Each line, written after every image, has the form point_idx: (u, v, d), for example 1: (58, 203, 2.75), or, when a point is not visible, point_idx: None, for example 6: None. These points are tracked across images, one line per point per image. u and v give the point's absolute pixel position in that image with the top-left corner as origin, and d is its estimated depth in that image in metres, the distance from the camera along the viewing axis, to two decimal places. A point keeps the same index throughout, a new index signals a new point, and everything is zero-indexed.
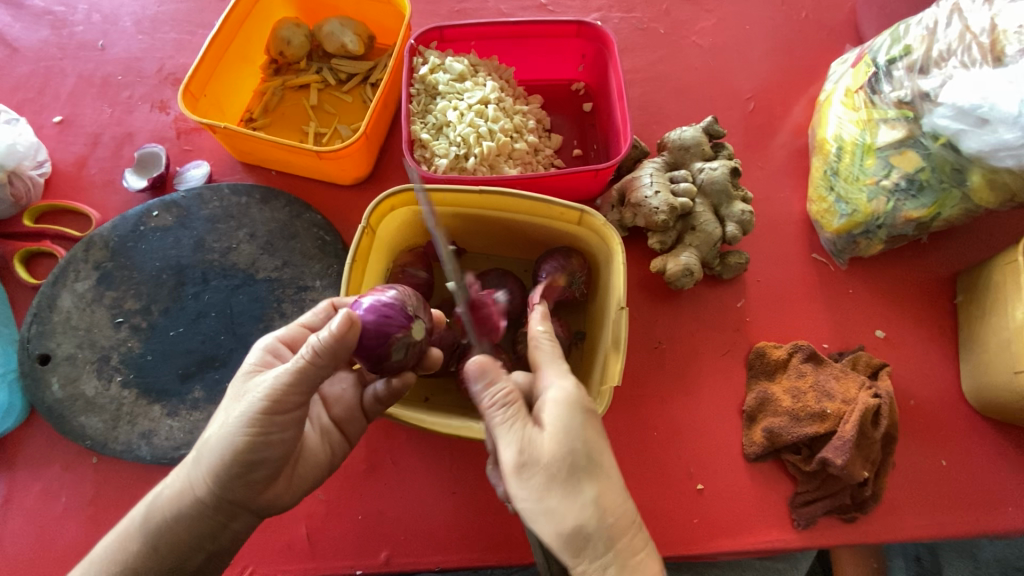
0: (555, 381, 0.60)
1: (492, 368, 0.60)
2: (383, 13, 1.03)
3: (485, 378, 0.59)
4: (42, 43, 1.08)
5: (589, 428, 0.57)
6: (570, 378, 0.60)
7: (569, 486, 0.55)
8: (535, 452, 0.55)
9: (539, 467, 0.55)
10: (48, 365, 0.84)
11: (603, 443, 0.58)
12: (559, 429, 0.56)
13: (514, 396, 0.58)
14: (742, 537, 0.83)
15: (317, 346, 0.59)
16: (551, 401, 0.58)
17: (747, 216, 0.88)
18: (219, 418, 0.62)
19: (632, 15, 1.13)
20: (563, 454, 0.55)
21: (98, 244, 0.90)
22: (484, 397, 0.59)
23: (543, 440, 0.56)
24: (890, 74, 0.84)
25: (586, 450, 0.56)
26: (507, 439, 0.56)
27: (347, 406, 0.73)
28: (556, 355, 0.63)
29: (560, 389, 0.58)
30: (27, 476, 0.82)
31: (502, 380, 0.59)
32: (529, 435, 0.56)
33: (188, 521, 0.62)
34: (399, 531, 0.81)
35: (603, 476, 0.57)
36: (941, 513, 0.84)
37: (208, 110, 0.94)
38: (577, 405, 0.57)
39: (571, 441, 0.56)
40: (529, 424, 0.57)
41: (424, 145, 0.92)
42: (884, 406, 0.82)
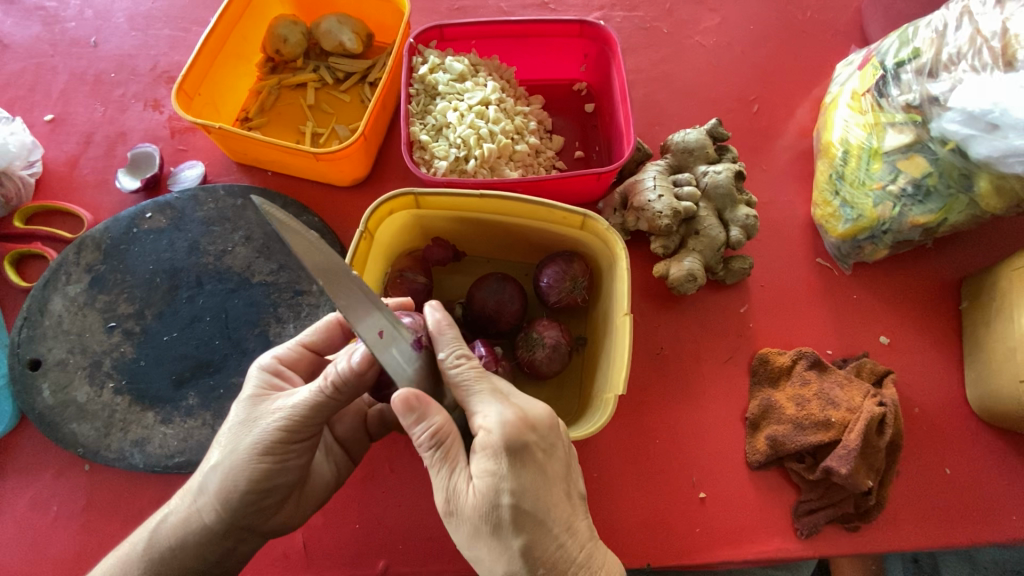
0: (484, 417, 0.54)
1: (421, 404, 0.53)
2: (382, 10, 1.01)
3: (414, 415, 0.53)
4: (33, 40, 1.05)
5: (517, 478, 0.53)
6: (501, 412, 0.54)
7: (495, 539, 0.53)
8: (459, 502, 0.54)
9: (464, 519, 0.54)
10: (38, 370, 0.83)
11: (535, 489, 0.54)
12: (482, 484, 0.53)
13: (444, 436, 0.54)
14: (744, 546, 0.82)
15: (336, 379, 0.58)
16: (477, 450, 0.53)
17: (751, 221, 0.87)
18: (224, 443, 0.61)
19: (635, 14, 1.11)
20: (484, 510, 0.53)
21: (90, 246, 0.88)
22: (414, 432, 0.54)
23: (469, 491, 0.53)
24: (898, 77, 0.82)
25: (510, 505, 0.52)
26: (436, 483, 0.55)
27: (352, 427, 0.74)
28: (477, 381, 0.56)
29: (488, 431, 0.53)
30: (17, 483, 0.81)
31: (433, 417, 0.53)
32: (455, 482, 0.54)
33: (196, 549, 0.61)
34: (398, 541, 0.80)
35: (535, 527, 0.53)
36: (945, 521, 0.83)
37: (203, 110, 0.93)
38: (501, 455, 0.52)
39: (493, 496, 0.52)
40: (456, 471, 0.54)
41: (423, 146, 0.90)
42: (889, 415, 0.81)
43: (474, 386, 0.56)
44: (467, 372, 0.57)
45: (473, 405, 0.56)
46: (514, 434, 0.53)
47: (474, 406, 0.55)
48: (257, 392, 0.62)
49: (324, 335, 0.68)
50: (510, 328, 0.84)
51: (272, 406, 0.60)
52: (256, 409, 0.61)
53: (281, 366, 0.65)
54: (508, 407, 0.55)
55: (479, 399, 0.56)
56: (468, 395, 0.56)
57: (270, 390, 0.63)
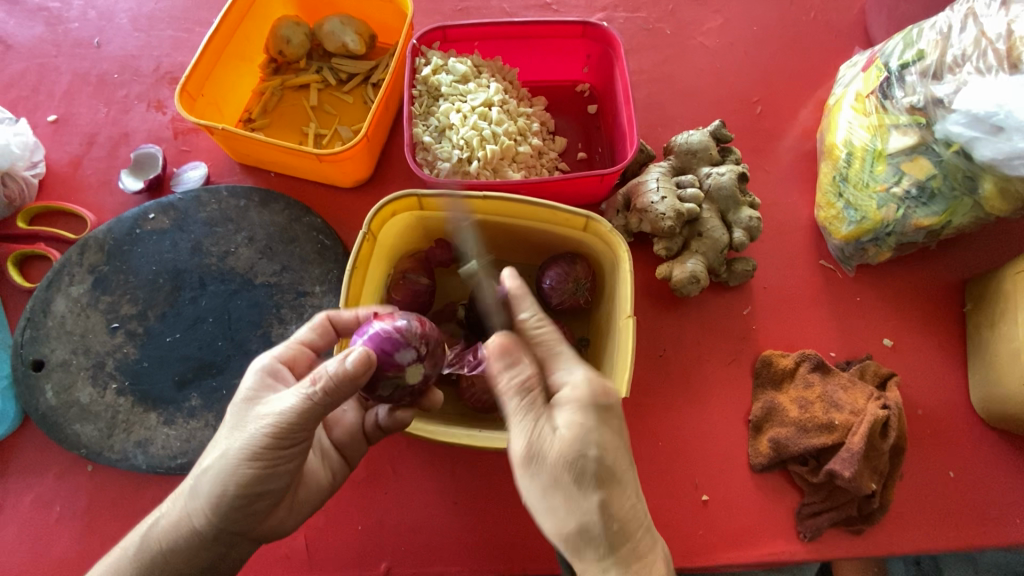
0: (570, 375, 0.56)
1: (514, 351, 0.57)
2: (385, 11, 1.01)
3: (506, 361, 0.57)
4: (37, 40, 1.06)
5: (603, 433, 0.53)
6: (587, 372, 0.56)
7: (575, 490, 0.52)
8: (543, 450, 0.53)
9: (545, 467, 0.53)
10: (41, 371, 0.83)
11: (618, 449, 0.54)
12: (569, 432, 0.52)
13: (533, 385, 0.55)
14: (746, 549, 0.81)
15: (326, 383, 0.58)
16: (566, 401, 0.54)
17: (755, 222, 0.86)
18: (217, 446, 0.61)
19: (638, 15, 1.11)
20: (568, 458, 0.52)
21: (93, 246, 0.88)
22: (502, 378, 0.57)
23: (553, 441, 0.53)
24: (902, 79, 0.82)
25: (596, 457, 0.52)
26: (518, 430, 0.54)
27: (348, 429, 0.73)
28: (557, 344, 0.59)
29: (576, 385, 0.55)
30: (21, 484, 0.81)
31: (524, 365, 0.56)
32: (539, 430, 0.54)
33: (187, 553, 0.61)
34: (400, 542, 0.80)
35: (613, 484, 0.53)
36: (948, 524, 0.83)
37: (206, 111, 0.93)
38: (590, 406, 0.53)
39: (582, 447, 0.52)
40: (541, 419, 0.54)
41: (426, 148, 0.90)
42: (892, 417, 0.81)
43: (560, 348, 0.59)
44: (551, 334, 0.60)
45: (558, 365, 0.58)
46: (604, 390, 0.54)
47: (559, 365, 0.58)
48: (253, 392, 0.62)
49: (320, 337, 0.68)
50: None
51: (262, 409, 0.60)
52: (248, 411, 0.61)
53: (279, 365, 0.65)
54: (591, 371, 0.56)
55: (563, 359, 0.58)
56: (552, 356, 0.59)
57: (264, 391, 0.62)
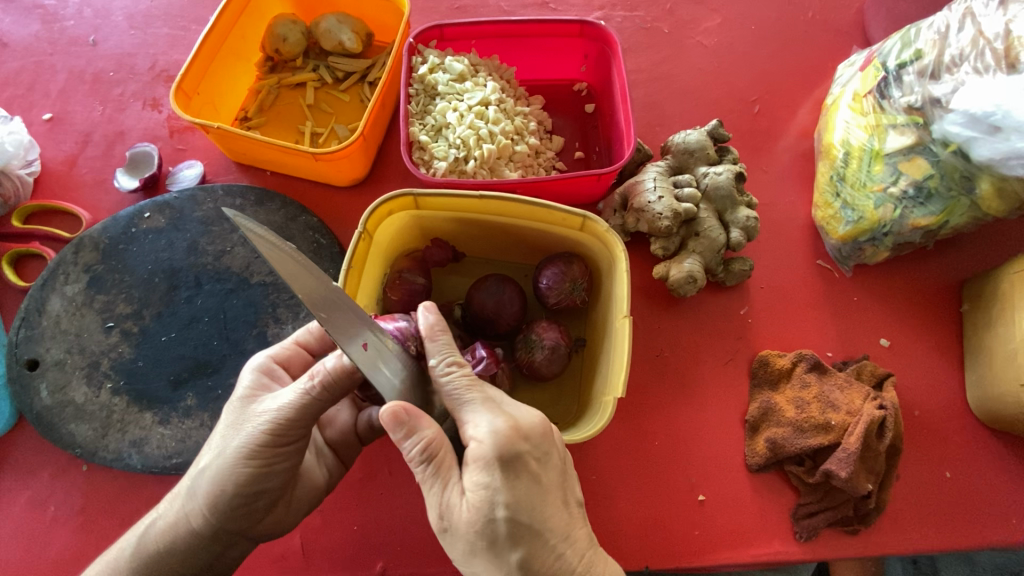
0: (474, 429, 0.54)
1: (410, 418, 0.53)
2: (382, 10, 1.01)
3: (404, 428, 0.53)
4: (32, 38, 1.05)
5: (511, 489, 0.52)
6: (492, 422, 0.54)
7: (491, 554, 0.53)
8: (452, 519, 0.53)
9: (459, 535, 0.53)
10: (36, 371, 0.83)
11: (531, 500, 0.53)
12: (475, 498, 0.52)
13: (434, 451, 0.54)
14: (743, 549, 0.81)
15: (325, 378, 0.58)
16: (470, 463, 0.53)
17: (752, 222, 0.86)
18: (214, 446, 0.61)
19: (636, 14, 1.10)
20: (477, 524, 0.52)
21: (88, 246, 0.88)
22: (404, 446, 0.54)
23: (461, 507, 0.53)
24: (899, 79, 0.82)
25: (505, 519, 0.52)
26: (429, 499, 0.54)
27: (342, 428, 0.74)
28: (468, 389, 0.57)
29: (479, 443, 0.53)
30: (15, 483, 0.81)
31: (424, 429, 0.54)
32: (448, 497, 0.54)
33: (185, 553, 0.61)
34: (395, 543, 0.80)
35: (531, 538, 0.53)
36: (944, 524, 0.83)
37: (201, 109, 0.92)
38: (495, 463, 0.52)
39: (488, 509, 0.52)
40: (449, 485, 0.54)
41: (423, 147, 0.90)
42: (889, 418, 0.81)
43: (463, 398, 0.56)
44: (459, 380, 0.57)
45: (463, 417, 0.56)
46: (506, 445, 0.52)
47: (464, 417, 0.55)
48: (248, 392, 0.62)
49: (316, 336, 0.68)
50: (509, 330, 0.84)
51: (259, 408, 0.60)
52: (245, 411, 0.61)
53: (274, 364, 0.65)
54: (498, 417, 0.54)
55: (467, 408, 0.56)
56: (458, 406, 0.56)
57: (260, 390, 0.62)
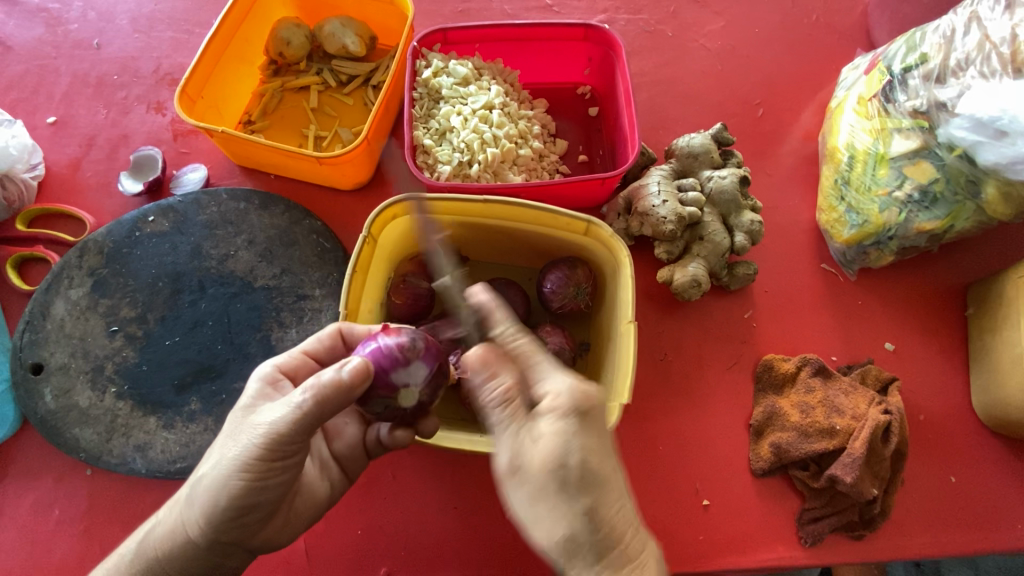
0: (549, 382, 0.54)
1: (493, 362, 0.57)
2: (386, 13, 1.01)
3: (486, 372, 0.57)
4: (36, 41, 1.05)
5: (584, 436, 0.52)
6: (569, 377, 0.55)
7: (558, 498, 0.51)
8: (523, 457, 0.53)
9: (528, 475, 0.52)
10: (40, 374, 0.83)
11: (601, 454, 0.52)
12: (547, 438, 0.51)
13: (513, 394, 0.55)
14: (747, 554, 0.81)
15: (319, 390, 0.58)
16: (544, 406, 0.53)
17: (757, 226, 0.86)
18: (213, 454, 0.61)
19: (639, 17, 1.10)
20: (548, 464, 0.51)
21: (92, 249, 0.88)
22: (484, 391, 0.56)
23: (532, 447, 0.52)
24: (904, 83, 0.82)
25: (575, 463, 0.50)
26: (503, 438, 0.55)
27: (349, 443, 0.73)
28: (538, 351, 0.58)
29: (555, 391, 0.53)
30: (20, 487, 0.81)
31: (504, 375, 0.56)
32: (521, 438, 0.54)
33: (181, 563, 0.60)
34: (399, 548, 0.80)
35: (598, 490, 0.51)
36: (949, 529, 0.83)
37: (205, 113, 0.92)
38: (569, 407, 0.52)
39: (559, 450, 0.51)
40: (522, 425, 0.54)
41: (427, 151, 0.90)
42: (894, 422, 0.81)
43: (537, 358, 0.57)
44: (525, 345, 0.58)
45: (535, 373, 0.56)
46: (582, 395, 0.53)
47: (537, 373, 0.56)
48: (251, 401, 0.62)
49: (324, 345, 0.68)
50: None
51: (257, 419, 0.60)
52: (244, 420, 0.61)
53: (280, 373, 0.65)
54: (575, 375, 0.55)
55: (545, 365, 0.57)
56: (531, 365, 0.57)
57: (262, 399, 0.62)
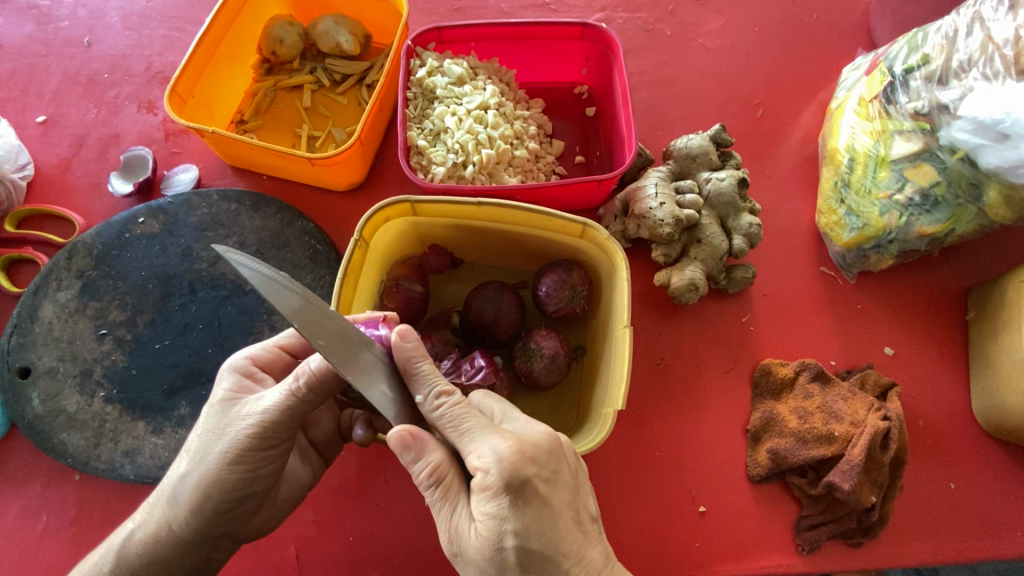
0: (477, 456, 0.51)
1: (417, 442, 0.53)
2: (380, 11, 0.99)
3: (411, 453, 0.53)
4: (26, 39, 1.04)
5: (520, 517, 0.50)
6: (496, 448, 0.51)
7: None
8: (462, 544, 0.53)
9: (468, 560, 0.52)
10: (28, 379, 0.81)
11: (542, 527, 0.51)
12: (484, 529, 0.51)
13: (442, 475, 0.53)
14: (744, 562, 0.80)
15: (311, 380, 0.56)
16: (476, 491, 0.51)
17: (755, 229, 0.85)
18: (194, 452, 0.59)
19: (638, 15, 1.09)
20: (487, 553, 0.51)
21: (81, 251, 0.87)
22: (414, 470, 0.54)
23: (471, 533, 0.52)
24: (906, 84, 0.80)
25: (516, 548, 0.50)
26: (440, 523, 0.54)
27: (327, 430, 0.73)
28: (466, 415, 0.54)
29: (483, 472, 0.50)
30: (8, 492, 0.80)
31: (430, 454, 0.53)
32: (458, 520, 0.53)
33: (172, 560, 0.60)
34: (391, 555, 0.79)
35: (543, 566, 0.51)
36: (949, 537, 0.81)
37: (196, 113, 0.91)
38: (501, 492, 0.50)
39: (496, 538, 0.50)
40: (459, 509, 0.53)
41: (421, 152, 0.89)
42: (893, 429, 0.80)
43: (464, 425, 0.53)
44: (450, 410, 0.54)
45: (465, 444, 0.53)
46: (512, 472, 0.50)
47: (467, 444, 0.53)
48: (228, 395, 0.60)
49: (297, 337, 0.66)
50: (508, 338, 0.83)
51: (242, 410, 0.58)
52: (226, 413, 0.59)
53: (254, 365, 0.63)
54: (502, 441, 0.51)
55: (468, 434, 0.53)
56: (459, 435, 0.53)
57: (243, 390, 0.61)
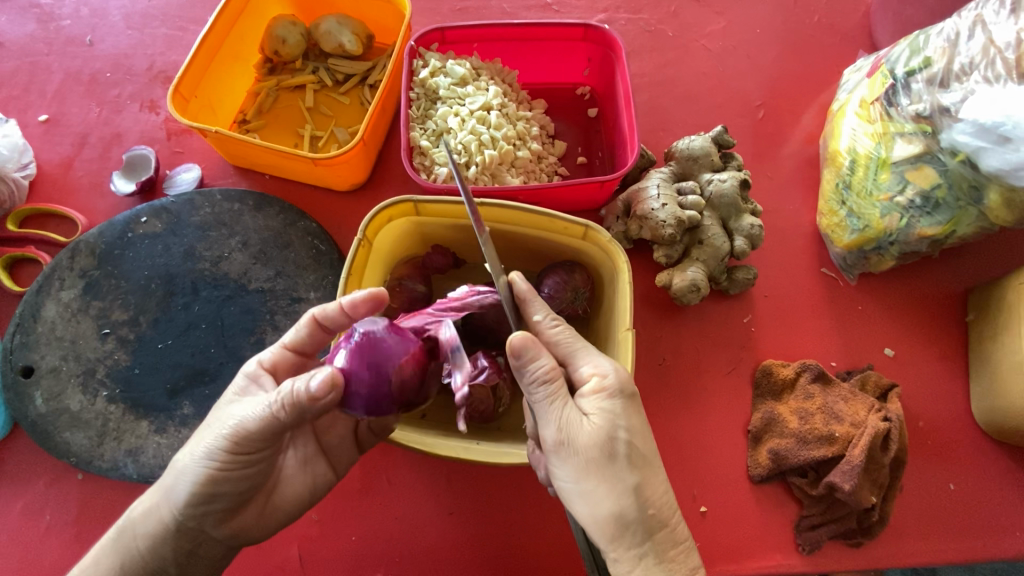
0: (593, 367, 0.60)
1: (537, 344, 0.58)
2: (383, 11, 0.99)
3: (527, 356, 0.57)
4: (27, 37, 1.04)
5: (631, 417, 0.58)
6: (611, 362, 0.60)
7: (609, 471, 0.56)
8: (574, 434, 0.56)
9: (577, 448, 0.56)
10: (31, 378, 0.82)
11: (643, 433, 0.59)
12: (600, 418, 0.57)
13: (556, 374, 0.58)
14: (744, 561, 0.81)
15: (292, 395, 0.55)
16: (594, 388, 0.58)
17: (756, 231, 0.85)
18: (194, 440, 0.60)
19: (640, 17, 1.09)
20: (600, 440, 0.56)
21: (84, 250, 0.87)
22: (527, 371, 0.59)
23: (584, 426, 0.57)
24: (908, 87, 0.81)
25: (626, 440, 0.57)
26: (548, 416, 0.57)
27: (340, 435, 0.70)
28: (576, 337, 0.63)
29: (601, 376, 0.59)
30: (11, 490, 0.80)
31: (546, 356, 0.58)
32: (569, 415, 0.57)
33: (154, 547, 0.59)
34: (394, 555, 0.79)
35: (644, 465, 0.57)
36: (948, 538, 0.82)
37: (198, 112, 0.91)
38: (620, 389, 0.59)
39: (612, 428, 0.57)
40: (570, 405, 0.58)
41: (424, 152, 0.89)
42: (894, 430, 0.80)
43: (579, 342, 0.62)
44: (564, 333, 0.62)
45: (577, 358, 0.62)
46: (628, 380, 0.59)
47: (579, 358, 0.61)
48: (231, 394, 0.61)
49: (302, 336, 0.64)
50: None
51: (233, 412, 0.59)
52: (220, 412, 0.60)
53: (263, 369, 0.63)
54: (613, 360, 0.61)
55: (581, 349, 0.62)
56: (572, 352, 0.62)
57: (244, 391, 0.62)
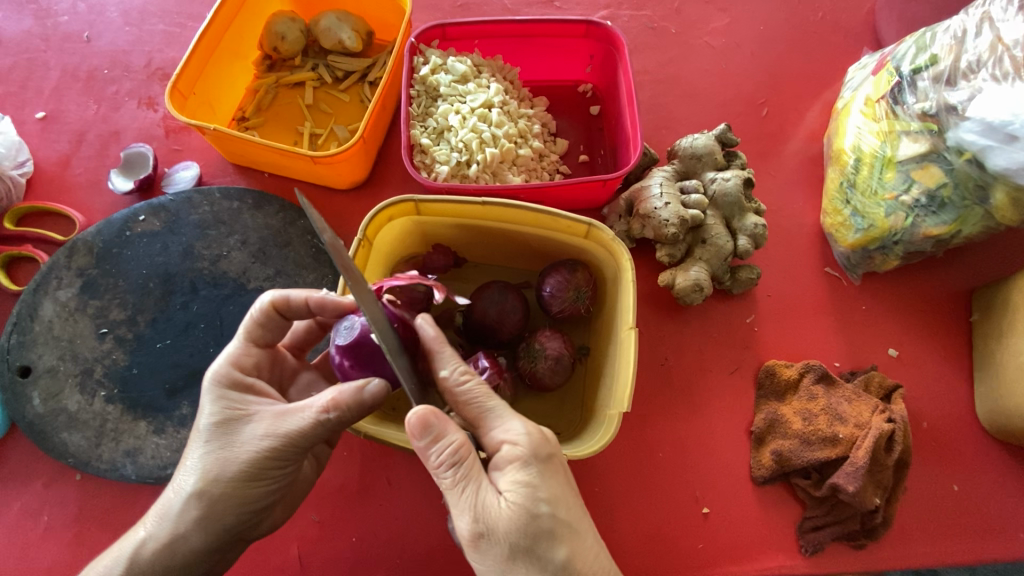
0: (504, 432, 0.55)
1: (438, 422, 0.53)
2: (383, 8, 0.98)
3: (429, 436, 0.53)
4: (24, 34, 1.03)
5: (549, 485, 0.54)
6: (523, 425, 0.55)
7: (532, 554, 0.52)
8: (491, 521, 0.52)
9: (496, 536, 0.52)
10: (29, 378, 0.81)
11: (567, 498, 0.55)
12: (516, 498, 0.52)
13: (463, 454, 0.53)
14: (746, 563, 0.80)
15: (342, 409, 0.56)
16: (508, 461, 0.54)
17: (760, 229, 0.84)
18: (204, 465, 0.57)
19: (642, 13, 1.08)
20: (519, 524, 0.52)
21: (81, 249, 0.86)
22: (432, 453, 0.54)
23: (500, 509, 0.52)
24: (914, 84, 0.80)
25: (547, 514, 0.53)
26: (460, 504, 0.53)
27: None
28: (486, 397, 0.57)
29: (513, 444, 0.55)
30: (9, 491, 0.79)
31: (449, 434, 0.54)
32: (483, 498, 0.53)
33: (186, 566, 0.59)
34: (394, 555, 0.79)
35: (570, 536, 0.53)
36: (951, 540, 0.81)
37: (197, 110, 0.90)
38: (534, 456, 0.54)
39: (530, 507, 0.52)
40: (482, 488, 0.53)
41: (424, 150, 0.88)
42: (898, 432, 0.80)
43: (489, 403, 0.57)
44: (475, 390, 0.57)
45: (488, 423, 0.57)
46: (540, 440, 0.55)
47: (491, 423, 0.56)
48: (230, 411, 0.58)
49: (262, 324, 0.62)
50: (512, 338, 0.82)
51: (256, 430, 0.57)
52: (230, 433, 0.57)
53: (237, 371, 0.61)
54: (527, 421, 0.56)
55: (494, 411, 0.57)
56: (483, 413, 0.57)
57: (244, 402, 0.59)
